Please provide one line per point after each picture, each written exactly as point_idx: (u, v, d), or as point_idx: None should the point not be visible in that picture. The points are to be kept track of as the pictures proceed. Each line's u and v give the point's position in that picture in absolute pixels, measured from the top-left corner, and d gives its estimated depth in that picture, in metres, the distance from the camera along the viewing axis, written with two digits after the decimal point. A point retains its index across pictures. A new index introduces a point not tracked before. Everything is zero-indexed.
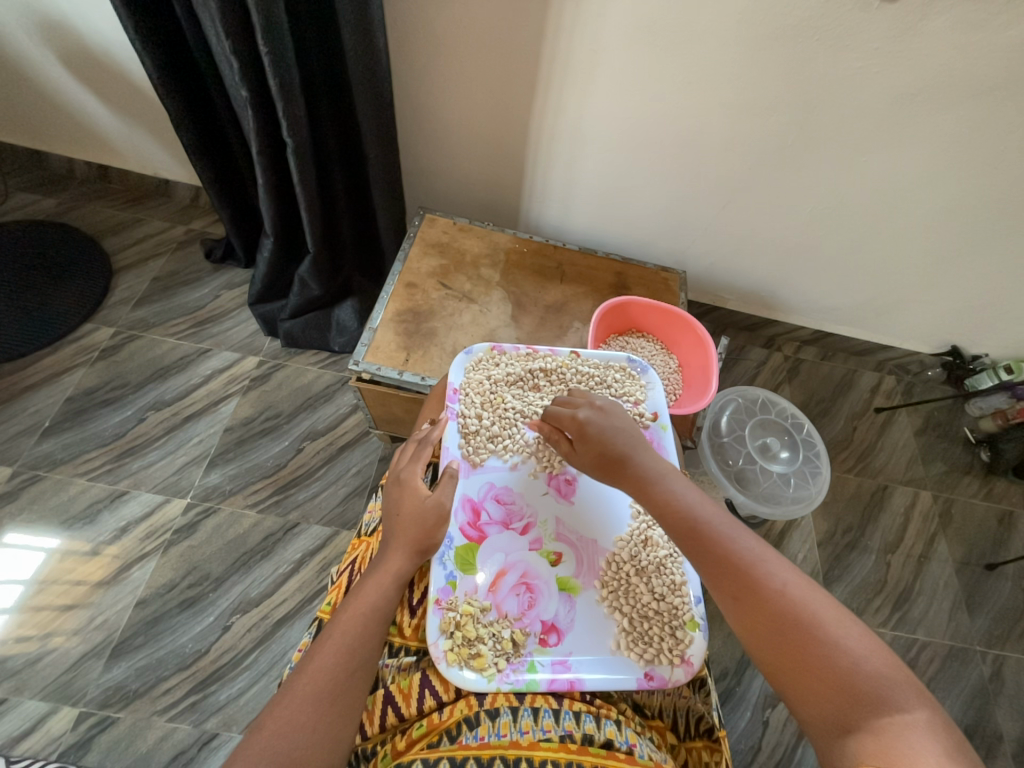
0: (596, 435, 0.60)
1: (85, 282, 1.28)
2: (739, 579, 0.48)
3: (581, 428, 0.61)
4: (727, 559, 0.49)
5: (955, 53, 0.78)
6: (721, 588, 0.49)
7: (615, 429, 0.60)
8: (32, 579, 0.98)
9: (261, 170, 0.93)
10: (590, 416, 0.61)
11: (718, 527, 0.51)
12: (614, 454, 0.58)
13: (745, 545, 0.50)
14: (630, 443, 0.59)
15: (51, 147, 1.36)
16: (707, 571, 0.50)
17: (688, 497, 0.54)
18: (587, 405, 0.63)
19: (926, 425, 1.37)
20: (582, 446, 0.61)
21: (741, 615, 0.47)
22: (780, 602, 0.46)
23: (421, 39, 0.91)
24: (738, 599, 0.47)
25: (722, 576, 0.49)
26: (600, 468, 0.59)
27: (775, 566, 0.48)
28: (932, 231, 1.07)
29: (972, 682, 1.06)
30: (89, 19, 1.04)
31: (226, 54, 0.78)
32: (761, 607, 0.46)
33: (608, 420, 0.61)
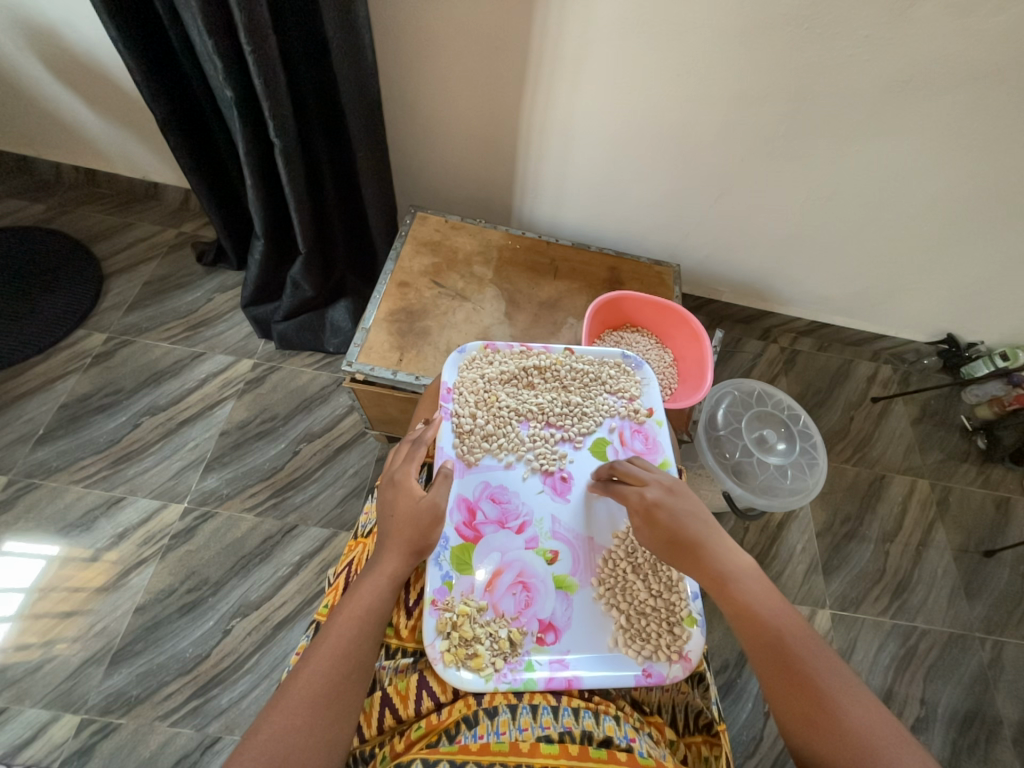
0: (667, 520, 0.56)
1: (76, 288, 1.27)
2: (812, 701, 0.47)
3: (650, 511, 0.57)
4: (799, 676, 0.48)
5: (946, 39, 0.78)
6: (789, 702, 0.48)
7: (688, 515, 0.56)
8: (31, 587, 0.98)
9: (250, 174, 0.93)
10: (661, 497, 0.57)
11: (794, 640, 0.50)
12: (687, 543, 0.55)
13: (818, 664, 0.49)
14: (705, 533, 0.55)
15: (38, 152, 1.35)
16: (775, 683, 0.49)
17: (765, 601, 0.52)
18: (657, 484, 0.58)
19: (922, 414, 1.37)
20: (649, 528, 0.57)
21: (806, 735, 0.46)
22: (853, 735, 0.45)
23: (408, 35, 0.90)
24: (809, 720, 0.46)
25: (791, 692, 0.48)
26: (667, 554, 0.56)
27: (849, 692, 0.47)
28: (925, 219, 1.07)
29: (972, 668, 1.07)
30: (72, 22, 1.03)
31: (210, 55, 0.77)
32: (833, 734, 0.45)
33: (681, 504, 0.57)
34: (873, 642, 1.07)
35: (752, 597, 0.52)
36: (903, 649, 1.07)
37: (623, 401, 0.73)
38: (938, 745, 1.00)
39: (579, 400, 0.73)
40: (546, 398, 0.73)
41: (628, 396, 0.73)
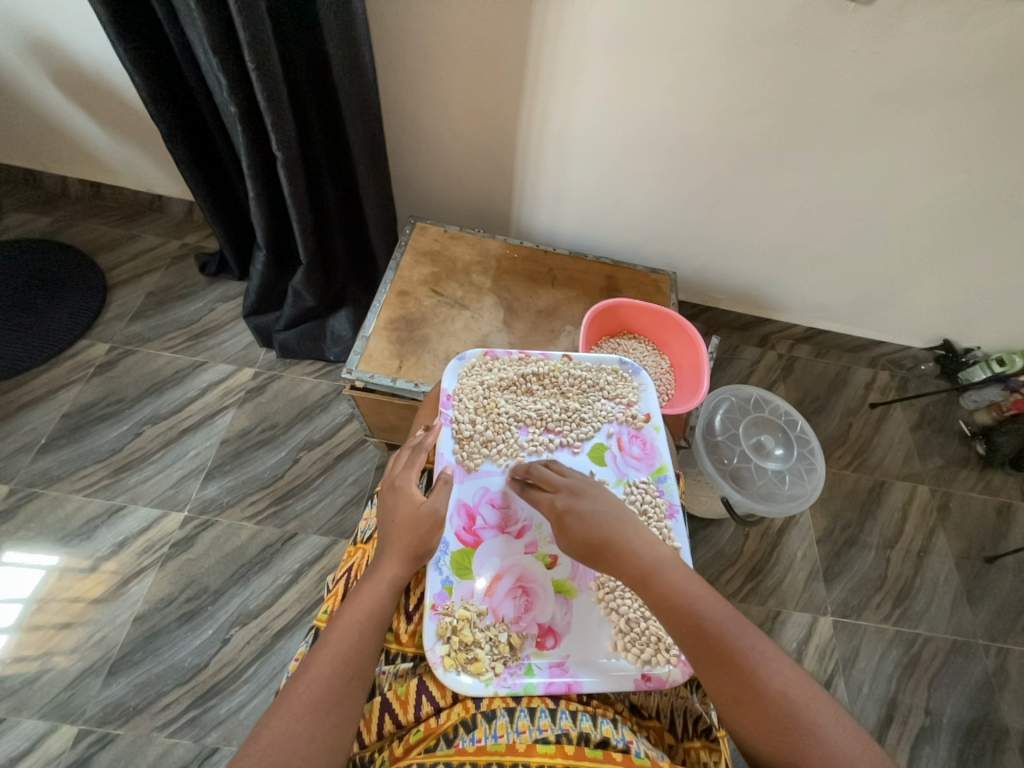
0: (577, 524, 0.56)
1: (79, 299, 1.28)
2: (740, 680, 0.45)
3: (559, 518, 0.57)
4: (722, 655, 0.46)
5: (933, 53, 0.80)
6: (718, 685, 0.46)
7: (595, 515, 0.56)
8: (32, 597, 0.97)
9: (252, 185, 0.94)
10: (572, 502, 0.58)
11: (717, 622, 0.48)
12: (599, 543, 0.54)
13: (741, 637, 0.47)
14: (617, 529, 0.55)
15: (45, 165, 1.37)
16: (702, 668, 0.47)
17: (683, 586, 0.50)
18: (567, 490, 0.59)
19: (921, 420, 1.37)
20: (563, 535, 0.57)
21: (734, 710, 0.45)
22: (778, 704, 0.43)
23: (407, 49, 0.92)
24: (739, 701, 0.44)
25: (718, 673, 0.46)
26: (586, 557, 0.55)
27: (770, 661, 0.46)
28: (920, 226, 1.07)
29: (977, 676, 1.06)
30: (82, 41, 1.06)
31: (214, 71, 0.79)
32: (763, 711, 0.43)
33: (589, 506, 0.57)
34: (876, 650, 1.06)
35: (673, 583, 0.50)
36: (906, 657, 1.06)
37: (620, 406, 0.73)
38: (945, 755, 0.99)
39: (577, 406, 0.73)
40: (544, 404, 0.73)
41: (625, 402, 0.73)
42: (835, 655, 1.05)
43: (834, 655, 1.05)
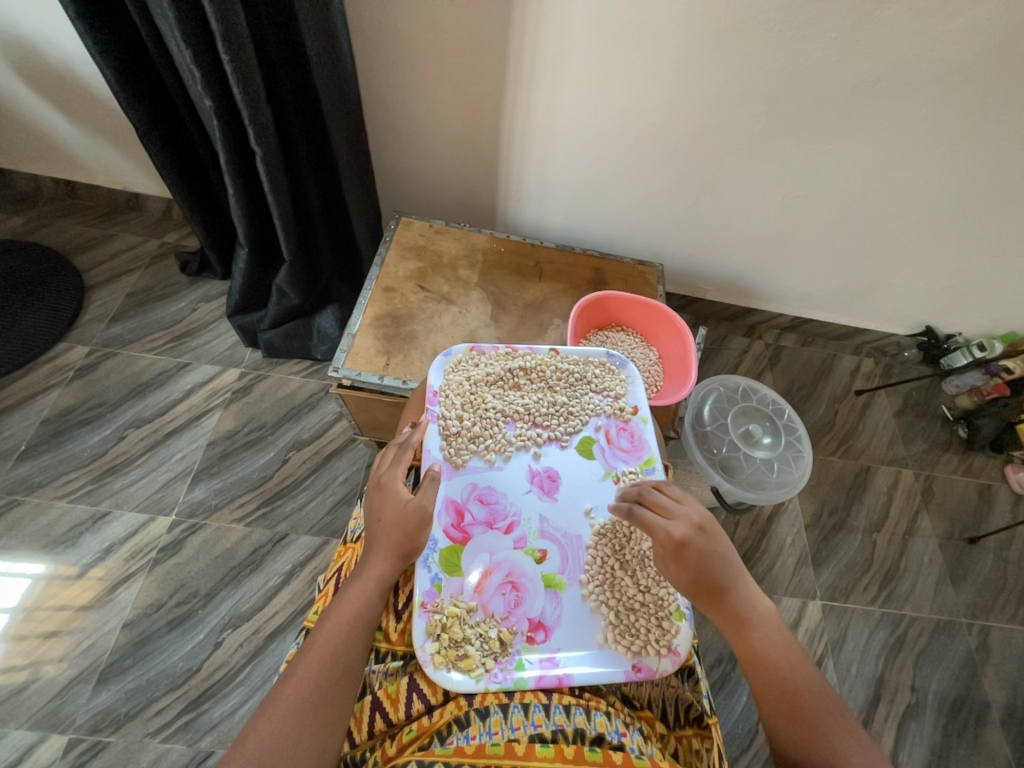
0: (694, 560, 0.55)
1: (56, 301, 1.25)
2: (820, 752, 0.47)
3: (677, 548, 0.55)
4: (813, 734, 0.48)
5: (912, 40, 0.80)
6: (800, 756, 0.48)
7: (716, 557, 0.55)
8: (17, 606, 0.96)
9: (231, 182, 0.92)
10: (690, 535, 0.56)
11: (808, 689, 0.51)
12: (713, 585, 0.55)
13: (832, 716, 0.49)
14: (729, 576, 0.55)
15: (15, 164, 1.33)
16: (787, 734, 0.49)
17: (781, 648, 0.53)
18: (685, 519, 0.57)
19: (905, 406, 1.39)
20: (673, 563, 0.56)
21: None
22: None
23: (387, 40, 0.90)
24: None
25: (802, 743, 0.48)
26: (694, 592, 0.55)
27: (863, 756, 0.47)
28: (902, 214, 1.09)
29: (960, 653, 1.09)
30: (49, 35, 1.02)
31: (188, 64, 0.76)
32: None
33: (711, 546, 0.56)
34: (863, 632, 1.09)
35: (770, 638, 0.53)
36: (892, 638, 1.09)
37: (608, 399, 0.74)
38: (929, 730, 1.02)
39: (565, 399, 0.73)
40: (531, 398, 0.73)
41: (613, 395, 0.74)
42: (823, 638, 1.07)
43: (823, 638, 1.07)
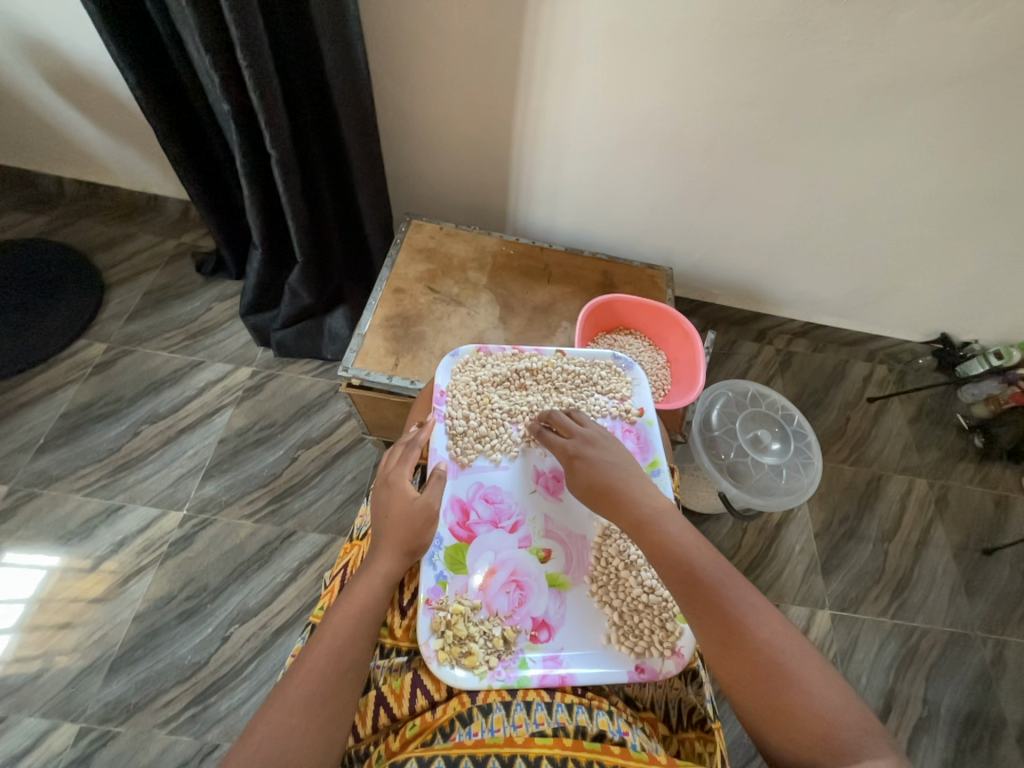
0: (586, 468, 0.60)
1: (76, 299, 1.28)
2: (716, 620, 0.47)
3: (571, 460, 0.62)
4: (711, 606, 0.48)
5: (928, 44, 0.79)
6: (702, 631, 0.48)
7: (605, 462, 0.60)
8: (33, 596, 0.98)
9: (247, 183, 0.94)
10: (581, 447, 0.62)
11: (705, 565, 0.50)
12: (605, 488, 0.58)
13: (727, 583, 0.49)
14: (620, 478, 0.58)
15: (40, 166, 1.37)
16: (689, 614, 0.49)
17: (677, 533, 0.52)
18: (580, 436, 0.63)
19: (919, 413, 1.37)
20: (571, 476, 0.61)
21: (718, 656, 0.47)
22: (760, 649, 0.45)
23: (401, 46, 0.91)
24: (721, 644, 0.46)
25: (703, 617, 0.48)
26: (592, 500, 0.59)
27: (757, 614, 0.47)
28: (918, 219, 1.07)
29: (974, 667, 1.06)
30: (75, 40, 1.06)
31: (207, 69, 0.78)
32: (742, 658, 0.45)
33: (601, 454, 0.61)
34: (874, 643, 1.07)
35: (666, 527, 0.53)
36: (904, 649, 1.07)
37: (614, 400, 0.74)
38: (942, 745, 0.99)
39: (571, 401, 0.73)
40: (537, 399, 0.73)
41: (618, 396, 0.73)
42: (833, 647, 1.05)
43: (832, 648, 1.05)
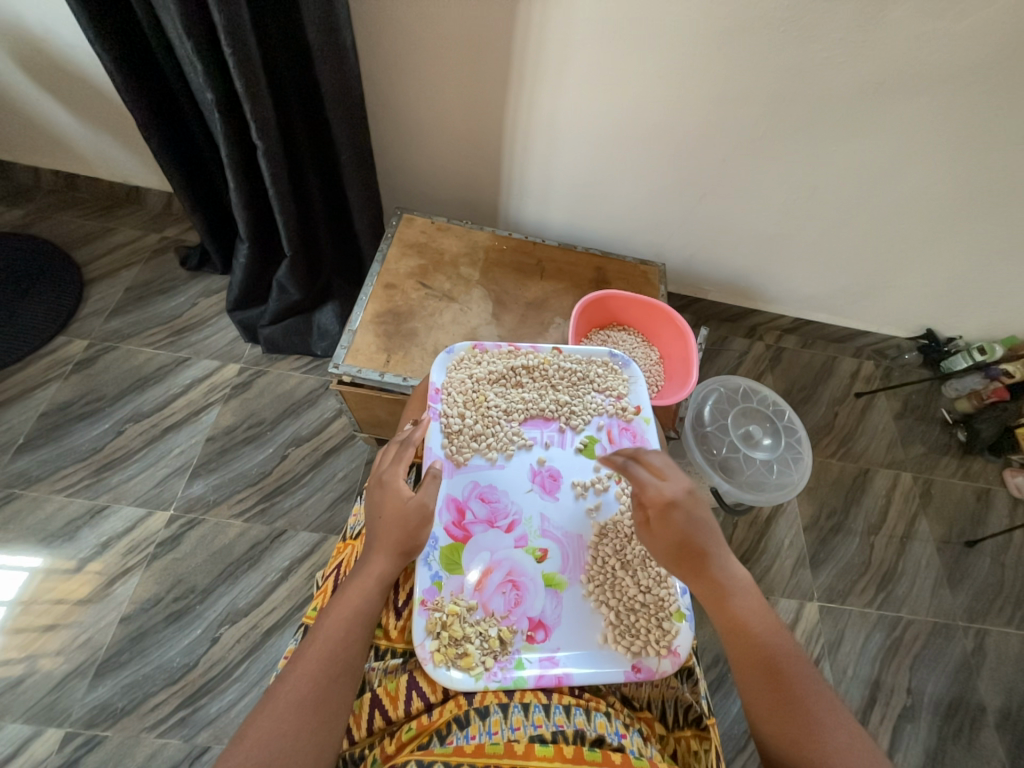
0: (681, 522, 0.56)
1: (55, 294, 1.25)
2: (791, 711, 0.49)
3: (664, 509, 0.57)
4: (788, 698, 0.49)
5: (917, 42, 0.80)
6: (773, 716, 0.49)
7: (700, 521, 0.57)
8: (13, 600, 0.95)
9: (232, 176, 0.92)
10: (680, 497, 0.57)
11: (784, 653, 0.52)
12: (695, 550, 0.56)
13: (803, 678, 0.51)
14: (711, 544, 0.56)
15: (15, 155, 1.32)
16: (761, 697, 0.50)
17: (757, 615, 0.54)
18: (678, 482, 0.58)
19: (904, 409, 1.40)
20: (660, 526, 0.57)
21: (786, 743, 0.48)
22: (833, 749, 0.47)
23: (391, 35, 0.89)
24: (793, 739, 0.48)
25: (778, 704, 0.49)
26: (673, 558, 0.57)
27: (832, 713, 0.49)
28: (905, 217, 1.09)
29: (956, 657, 1.09)
30: (50, 25, 1.02)
31: (190, 58, 0.76)
32: (813, 753, 0.47)
33: (699, 510, 0.57)
34: (859, 634, 1.09)
35: (748, 607, 0.54)
36: (889, 640, 1.09)
37: (611, 399, 0.74)
38: (924, 732, 1.02)
39: (568, 399, 0.73)
40: (533, 397, 0.73)
41: (615, 394, 0.73)
42: (820, 639, 1.07)
43: (819, 640, 1.07)
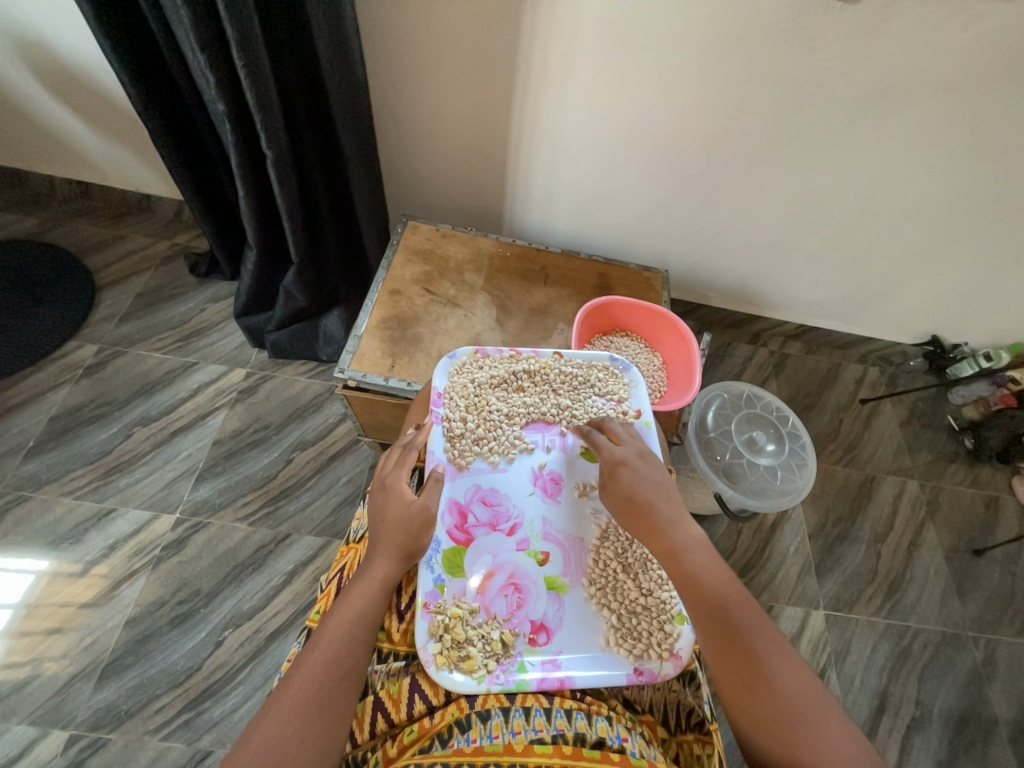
0: (628, 480, 0.59)
1: (67, 300, 1.27)
2: (743, 660, 0.48)
3: (614, 469, 0.61)
4: (741, 647, 0.49)
5: (919, 52, 0.81)
6: (727, 667, 0.48)
7: (650, 478, 0.60)
8: (21, 602, 0.96)
9: (242, 184, 0.94)
10: (630, 458, 0.61)
11: (735, 603, 0.51)
12: (645, 506, 0.57)
13: (756, 628, 0.50)
14: (660, 499, 0.58)
15: (31, 165, 1.35)
16: (716, 649, 0.49)
17: (709, 567, 0.53)
18: (629, 446, 0.63)
19: (910, 415, 1.39)
20: (611, 486, 0.60)
21: (741, 694, 0.47)
22: (782, 694, 0.46)
23: (398, 47, 0.91)
24: (748, 688, 0.47)
25: (730, 654, 0.49)
26: (627, 516, 0.58)
27: (783, 659, 0.48)
28: (909, 224, 1.09)
29: (966, 667, 1.07)
30: (67, 38, 1.05)
31: (202, 70, 0.78)
32: (764, 700, 0.46)
33: (646, 471, 0.60)
34: (868, 643, 1.07)
35: (700, 560, 0.54)
36: (897, 649, 1.07)
37: (611, 402, 0.74)
38: (934, 745, 1.00)
39: (569, 403, 0.73)
40: (535, 401, 0.73)
41: (616, 398, 0.74)
42: (827, 648, 1.06)
43: (826, 649, 1.06)
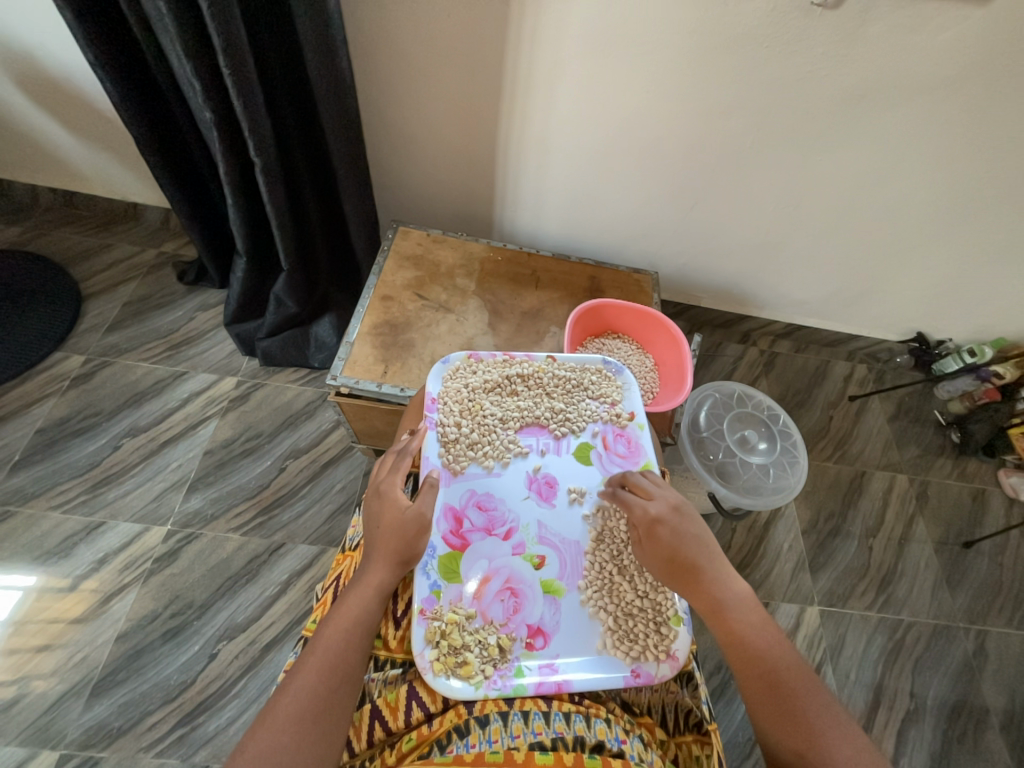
0: (667, 537, 0.57)
1: (53, 310, 1.25)
2: (796, 728, 0.47)
3: (651, 526, 0.58)
4: (791, 714, 0.48)
5: (898, 55, 0.82)
6: (777, 732, 0.48)
7: (689, 534, 0.57)
8: (8, 619, 0.94)
9: (231, 192, 0.93)
10: (665, 513, 0.58)
11: (784, 665, 0.51)
12: (686, 563, 0.56)
13: (808, 694, 0.49)
14: (702, 556, 0.56)
15: (13, 174, 1.33)
16: (767, 714, 0.49)
17: (756, 628, 0.53)
18: (663, 499, 0.60)
19: (898, 411, 1.41)
20: (649, 543, 0.58)
21: (794, 763, 0.47)
22: (840, 767, 0.45)
23: (385, 53, 0.91)
24: (800, 757, 0.47)
25: (781, 719, 0.48)
26: (668, 573, 0.57)
27: (838, 728, 0.47)
28: (892, 223, 1.11)
29: (958, 659, 1.09)
30: (50, 47, 1.03)
31: (189, 78, 0.78)
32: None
33: (685, 525, 0.58)
34: (861, 638, 1.09)
35: (747, 620, 0.54)
36: (890, 643, 1.09)
37: (605, 405, 0.74)
38: (929, 736, 1.01)
39: (562, 406, 0.73)
40: (528, 405, 0.74)
41: (609, 401, 0.74)
42: (822, 644, 1.07)
43: (821, 644, 1.07)
